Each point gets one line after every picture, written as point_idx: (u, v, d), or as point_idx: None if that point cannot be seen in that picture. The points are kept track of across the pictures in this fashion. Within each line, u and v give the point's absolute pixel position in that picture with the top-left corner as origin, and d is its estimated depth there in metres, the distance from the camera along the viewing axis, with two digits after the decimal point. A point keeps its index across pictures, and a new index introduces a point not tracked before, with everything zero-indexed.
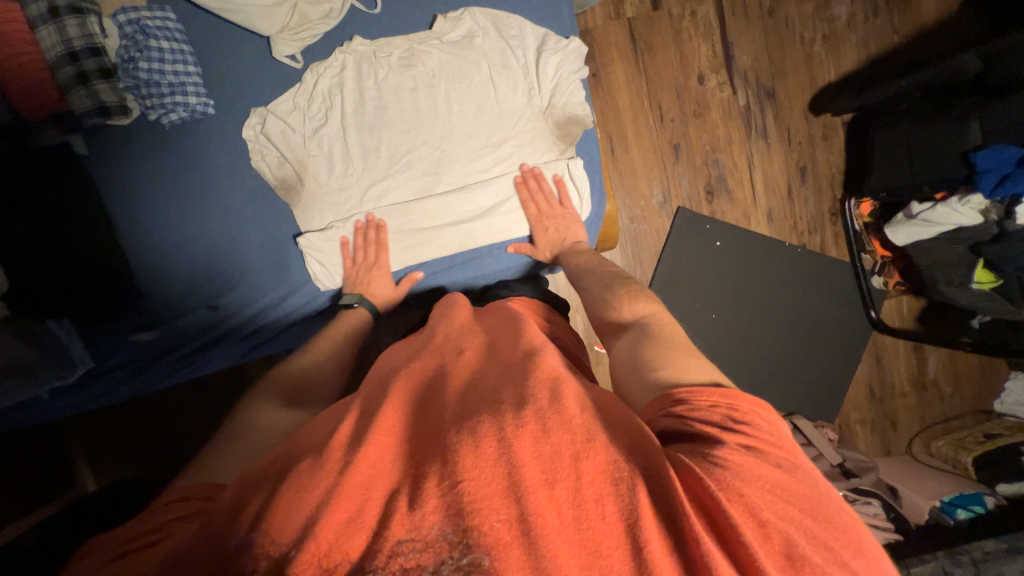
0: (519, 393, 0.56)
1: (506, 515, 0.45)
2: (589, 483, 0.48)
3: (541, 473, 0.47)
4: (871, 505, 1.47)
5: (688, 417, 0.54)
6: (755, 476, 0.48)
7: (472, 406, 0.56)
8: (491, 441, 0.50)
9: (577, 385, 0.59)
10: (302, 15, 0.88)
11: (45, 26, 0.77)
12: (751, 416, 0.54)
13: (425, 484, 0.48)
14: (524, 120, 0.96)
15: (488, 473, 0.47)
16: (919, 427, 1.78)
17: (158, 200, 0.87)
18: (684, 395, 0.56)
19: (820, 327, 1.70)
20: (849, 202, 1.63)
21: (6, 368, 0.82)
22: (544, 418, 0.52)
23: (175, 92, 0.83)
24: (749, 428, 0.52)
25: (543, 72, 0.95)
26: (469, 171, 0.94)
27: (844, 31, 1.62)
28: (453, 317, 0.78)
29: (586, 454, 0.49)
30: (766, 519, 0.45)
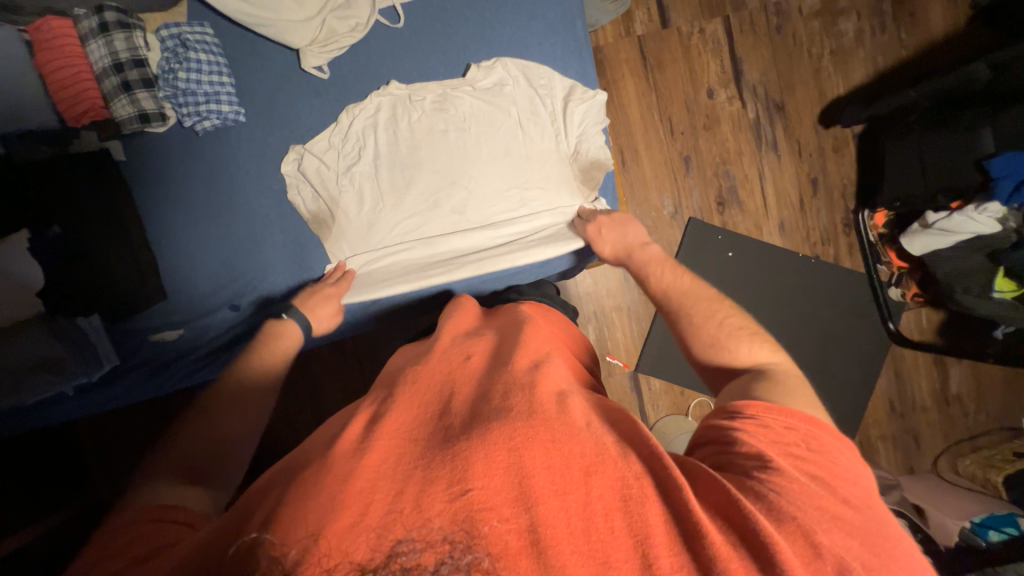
0: (527, 401, 0.56)
1: (512, 523, 0.45)
2: (598, 496, 0.48)
3: (550, 485, 0.48)
4: None
5: (754, 433, 0.55)
6: (809, 504, 0.48)
7: (483, 411, 0.56)
8: (499, 448, 0.50)
9: (581, 399, 0.60)
10: (330, 29, 0.88)
11: (95, 40, 0.82)
12: (820, 447, 0.54)
13: (430, 487, 0.48)
14: (550, 164, 0.92)
15: (497, 481, 0.48)
16: (943, 445, 1.72)
17: (188, 203, 0.91)
18: (759, 411, 0.57)
19: (836, 340, 1.68)
20: (862, 213, 1.64)
21: (37, 363, 0.84)
22: (553, 430, 0.53)
23: (209, 101, 0.86)
24: (823, 457, 0.53)
25: (569, 121, 0.92)
26: (495, 209, 0.92)
27: (852, 46, 1.64)
28: (461, 322, 0.80)
29: (597, 468, 0.50)
30: (818, 542, 0.45)
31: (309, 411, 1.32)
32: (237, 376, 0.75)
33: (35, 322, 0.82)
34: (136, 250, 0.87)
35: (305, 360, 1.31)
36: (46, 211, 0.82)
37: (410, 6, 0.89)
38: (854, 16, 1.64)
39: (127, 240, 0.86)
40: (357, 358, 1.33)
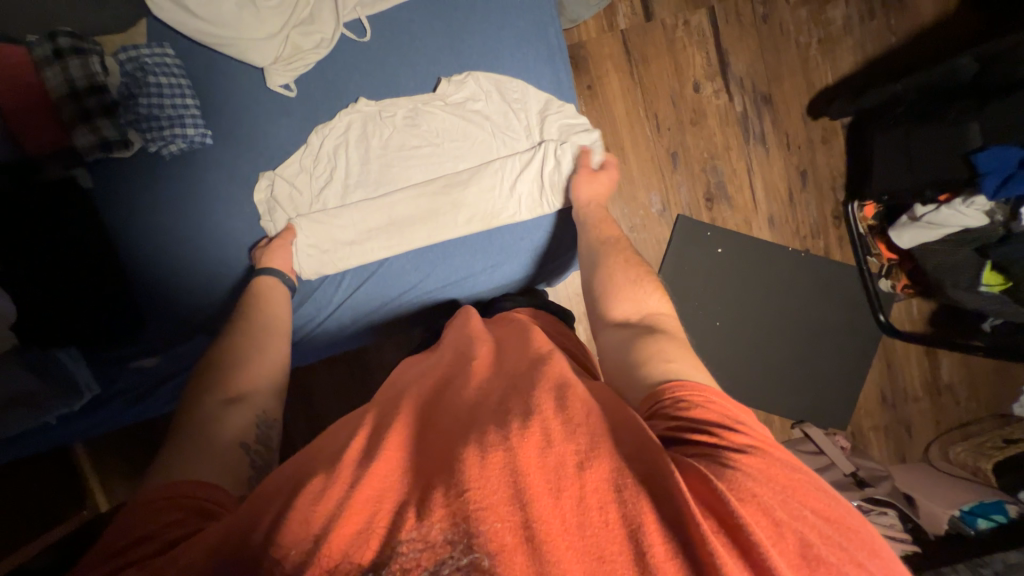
0: (526, 405, 0.54)
1: (509, 520, 0.44)
2: (592, 491, 0.46)
3: (544, 482, 0.46)
4: (886, 515, 1.46)
5: (694, 420, 0.53)
6: (764, 478, 0.47)
7: (471, 418, 0.55)
8: (496, 452, 0.48)
9: (583, 389, 0.57)
10: (294, 46, 0.83)
11: (50, 67, 0.74)
12: (745, 419, 0.54)
13: (433, 494, 0.47)
14: (526, 179, 0.85)
15: (494, 481, 0.46)
16: (934, 433, 1.73)
17: (155, 228, 0.88)
18: (678, 390, 0.56)
19: (828, 333, 1.68)
20: (850, 206, 1.62)
21: (13, 399, 0.83)
22: (548, 428, 0.50)
23: (173, 125, 0.80)
24: (755, 430, 0.53)
25: (546, 135, 0.86)
26: (471, 229, 0.85)
27: (841, 35, 1.61)
28: (458, 328, 0.78)
29: (590, 462, 0.47)
30: (780, 519, 0.44)
31: (300, 423, 1.32)
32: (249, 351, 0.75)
33: (8, 356, 0.82)
34: (107, 275, 0.86)
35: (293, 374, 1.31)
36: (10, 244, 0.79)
37: (376, 17, 0.84)
38: (842, 4, 1.60)
39: (99, 265, 0.85)
40: (348, 367, 1.33)
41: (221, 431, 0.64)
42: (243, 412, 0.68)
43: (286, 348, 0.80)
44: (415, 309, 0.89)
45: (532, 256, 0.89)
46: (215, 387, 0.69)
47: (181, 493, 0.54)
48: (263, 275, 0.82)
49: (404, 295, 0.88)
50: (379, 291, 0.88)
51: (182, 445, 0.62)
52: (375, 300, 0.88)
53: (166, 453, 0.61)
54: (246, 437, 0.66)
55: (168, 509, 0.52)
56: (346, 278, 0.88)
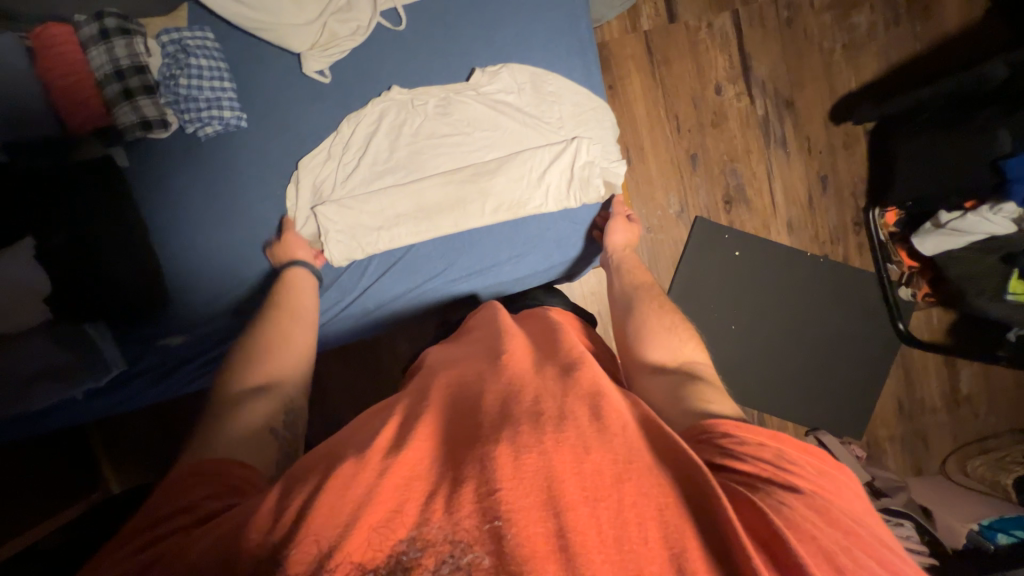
0: (558, 407, 0.54)
1: (543, 528, 0.44)
2: (631, 505, 0.46)
3: (581, 491, 0.46)
4: (904, 527, 1.40)
5: (737, 451, 0.52)
6: (822, 521, 0.46)
7: (499, 410, 0.55)
8: (532, 454, 0.48)
9: (613, 400, 0.57)
10: (331, 33, 0.84)
11: (96, 47, 0.77)
12: (803, 460, 0.51)
13: (461, 486, 0.47)
14: (559, 171, 0.84)
15: (527, 483, 0.46)
16: (952, 446, 1.70)
17: (184, 209, 0.89)
18: (728, 428, 0.54)
19: (845, 341, 1.67)
20: (872, 211, 1.61)
21: (43, 371, 0.84)
22: (584, 436, 0.51)
23: (211, 107, 0.81)
24: (814, 473, 0.50)
25: (579, 128, 0.86)
26: (499, 218, 0.85)
27: (865, 40, 1.60)
28: (484, 326, 0.77)
29: (629, 475, 0.48)
30: (844, 567, 0.42)
31: (312, 411, 1.31)
32: (272, 333, 0.75)
33: (40, 330, 0.83)
34: (136, 253, 0.87)
35: None
36: (47, 217, 0.82)
37: (412, 6, 0.85)
38: (867, 10, 1.60)
39: (129, 243, 0.87)
40: (363, 359, 1.34)
41: (250, 410, 0.65)
42: (274, 391, 0.69)
43: (311, 332, 0.80)
44: (440, 298, 0.90)
45: (557, 247, 0.90)
46: (240, 371, 0.70)
47: (208, 470, 0.55)
48: (296, 266, 0.83)
49: (429, 283, 0.89)
50: (405, 278, 0.89)
51: (214, 425, 0.63)
52: (400, 287, 0.89)
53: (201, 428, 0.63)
54: (275, 416, 0.66)
55: (193, 488, 0.53)
56: (373, 264, 0.88)
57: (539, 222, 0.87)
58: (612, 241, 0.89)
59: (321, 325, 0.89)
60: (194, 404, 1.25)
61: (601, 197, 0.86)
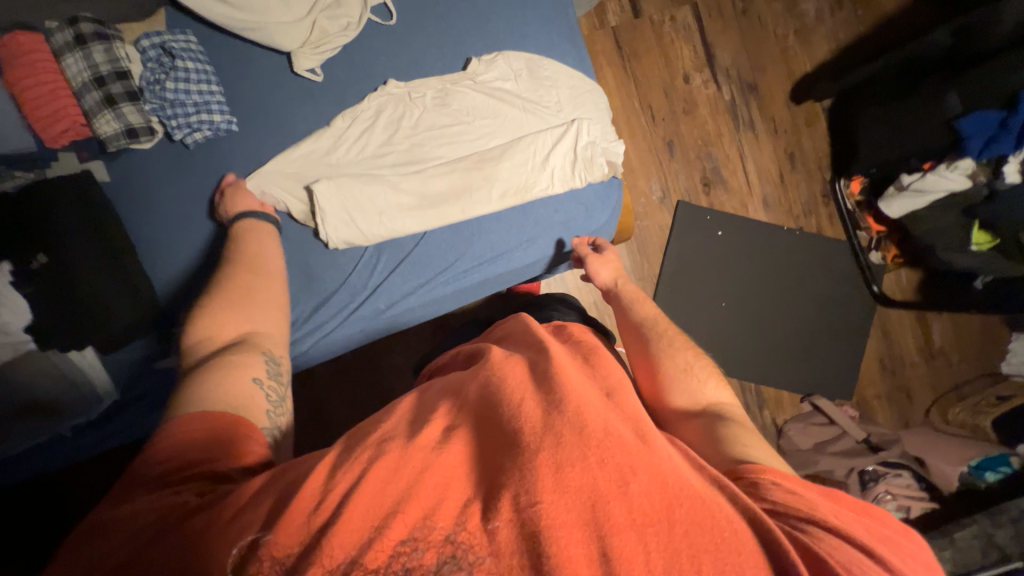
0: (605, 424, 0.48)
1: (586, 549, 0.40)
2: (682, 535, 0.42)
3: (628, 516, 0.42)
4: (902, 477, 1.53)
5: (787, 501, 0.49)
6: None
7: (542, 420, 0.48)
8: (576, 470, 0.44)
9: (656, 432, 0.53)
10: (321, 30, 0.82)
11: (72, 54, 0.73)
12: (857, 524, 0.49)
13: (501, 491, 0.43)
14: (562, 153, 0.85)
15: (569, 501, 0.42)
16: (933, 397, 1.79)
17: (176, 220, 0.85)
18: (773, 479, 0.52)
19: (827, 307, 1.75)
20: (838, 181, 1.71)
21: (25, 409, 0.77)
22: (633, 455, 0.46)
23: (200, 111, 0.78)
24: (864, 534, 0.48)
25: (576, 109, 0.88)
26: (506, 202, 0.85)
27: (814, 25, 1.72)
28: (507, 342, 0.73)
29: (681, 502, 0.44)
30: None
31: (310, 430, 1.24)
32: (248, 291, 0.71)
33: (27, 361, 0.75)
34: (128, 271, 0.82)
35: (307, 381, 1.26)
36: (25, 238, 0.74)
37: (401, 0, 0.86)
38: None
39: (118, 261, 0.81)
40: (361, 372, 1.30)
41: (231, 364, 0.62)
42: (254, 361, 0.64)
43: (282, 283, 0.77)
44: (452, 289, 0.89)
45: (565, 229, 0.90)
46: (219, 334, 0.66)
47: (202, 431, 0.53)
48: (246, 218, 0.78)
49: (441, 275, 0.88)
50: (415, 272, 0.87)
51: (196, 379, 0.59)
52: (411, 281, 0.87)
53: (178, 391, 0.59)
54: (259, 372, 0.63)
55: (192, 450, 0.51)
56: (381, 260, 0.86)
57: (546, 204, 0.88)
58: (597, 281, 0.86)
59: (330, 330, 0.86)
60: None
61: (606, 174, 0.88)
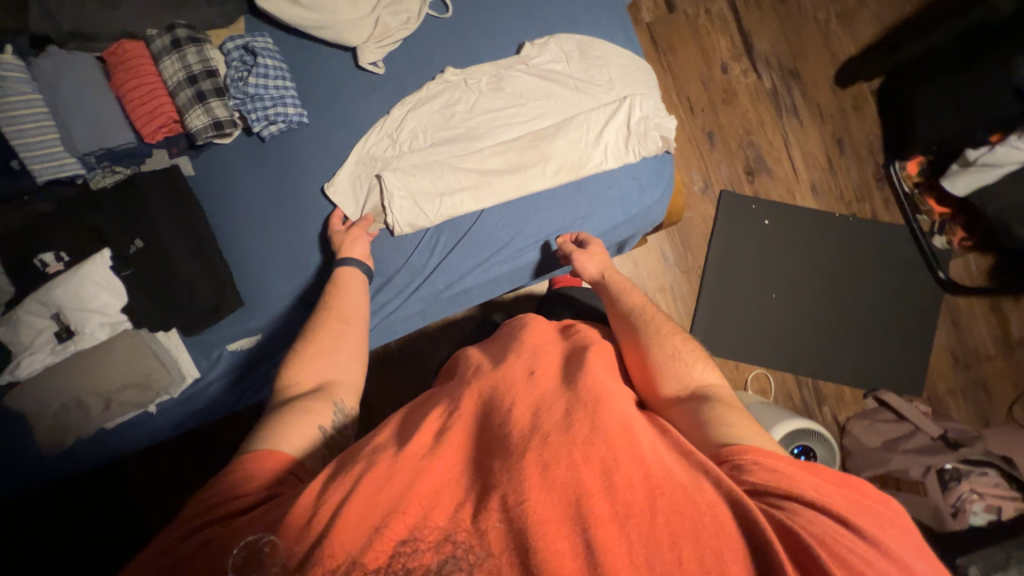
0: (590, 417, 0.52)
1: (571, 543, 0.43)
2: (665, 521, 0.44)
3: (609, 508, 0.45)
4: (988, 475, 1.37)
5: (761, 473, 0.49)
6: (875, 556, 0.42)
7: (529, 422, 0.53)
8: (559, 468, 0.47)
9: (643, 429, 0.55)
10: (384, 26, 0.88)
11: (169, 56, 0.81)
12: (846, 495, 0.48)
13: (488, 502, 0.46)
14: (616, 127, 0.87)
15: (553, 500, 0.45)
16: (1016, 392, 1.65)
17: (253, 210, 0.91)
18: (758, 457, 0.51)
19: (888, 297, 1.66)
20: (893, 165, 1.65)
21: (125, 383, 0.85)
22: (614, 450, 0.49)
23: (276, 104, 0.84)
24: (860, 516, 0.46)
25: (629, 86, 0.89)
26: (559, 179, 0.87)
27: (857, 8, 1.68)
28: (502, 339, 0.76)
29: (662, 491, 0.46)
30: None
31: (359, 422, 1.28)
32: (314, 328, 0.76)
33: (122, 336, 0.85)
34: (209, 256, 0.87)
35: None
36: (123, 229, 0.84)
37: None
38: None
39: (200, 246, 0.87)
40: (405, 363, 1.33)
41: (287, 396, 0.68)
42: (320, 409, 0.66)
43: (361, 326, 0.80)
44: (507, 268, 0.90)
45: (619, 204, 0.90)
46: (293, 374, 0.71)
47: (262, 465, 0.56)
48: (343, 264, 0.82)
49: (496, 254, 0.90)
50: (472, 252, 0.89)
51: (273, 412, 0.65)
52: (468, 261, 0.89)
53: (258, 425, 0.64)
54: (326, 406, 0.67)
55: (253, 485, 0.54)
56: (439, 241, 0.89)
57: (600, 180, 0.89)
58: (585, 274, 0.84)
59: (394, 309, 0.89)
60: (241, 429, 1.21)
61: (661, 147, 0.89)
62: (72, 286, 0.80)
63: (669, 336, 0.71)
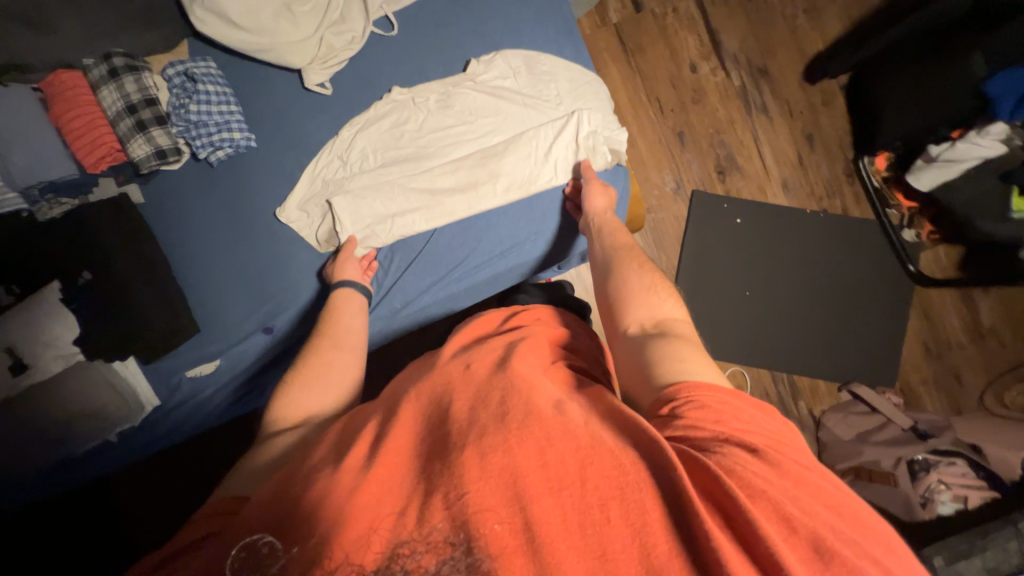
0: (523, 403, 0.53)
1: (508, 522, 0.44)
2: (594, 488, 0.45)
3: (545, 483, 0.46)
4: (957, 465, 1.42)
5: (697, 418, 0.51)
6: (774, 475, 0.46)
7: (467, 416, 0.53)
8: (494, 455, 0.48)
9: (579, 403, 0.56)
10: (328, 46, 0.87)
11: (106, 86, 0.81)
12: (757, 417, 0.51)
13: (431, 498, 0.47)
14: (565, 142, 0.87)
15: (490, 483, 0.46)
16: (986, 379, 1.67)
17: (207, 235, 0.90)
18: (690, 393, 0.53)
19: (860, 291, 1.67)
20: (862, 160, 1.66)
21: (80, 412, 0.84)
22: (546, 426, 0.50)
23: (221, 130, 0.84)
24: (775, 443, 0.49)
25: (576, 101, 0.89)
26: (510, 197, 0.87)
27: (825, 2, 1.67)
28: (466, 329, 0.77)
29: (591, 458, 0.47)
30: (792, 515, 0.43)
31: None
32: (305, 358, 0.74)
33: (74, 370, 0.83)
34: (162, 283, 0.86)
35: None
36: (69, 260, 0.82)
37: (401, 13, 0.90)
38: None
39: (152, 273, 0.86)
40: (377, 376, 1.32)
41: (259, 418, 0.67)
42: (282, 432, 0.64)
43: (355, 356, 0.77)
44: (463, 286, 0.90)
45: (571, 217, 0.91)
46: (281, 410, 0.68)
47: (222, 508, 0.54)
48: (340, 288, 0.82)
49: (450, 272, 0.89)
50: (428, 269, 0.89)
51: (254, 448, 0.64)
52: (424, 280, 0.89)
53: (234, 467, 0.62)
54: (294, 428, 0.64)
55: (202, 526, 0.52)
56: (394, 262, 0.90)
57: (551, 195, 0.89)
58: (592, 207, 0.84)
59: None
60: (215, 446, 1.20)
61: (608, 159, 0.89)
62: (23, 320, 0.80)
63: (647, 270, 0.75)
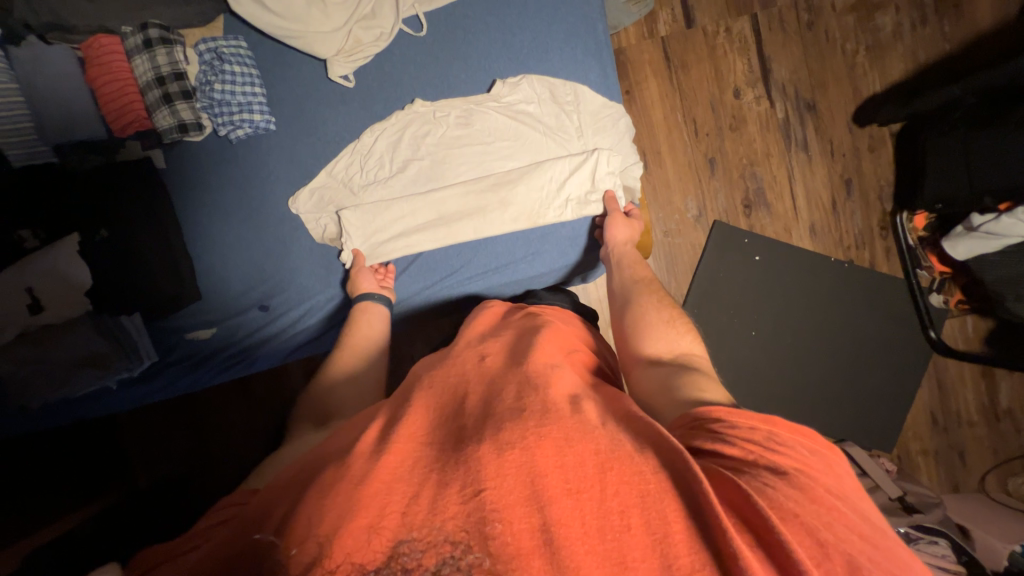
0: (543, 402, 0.52)
1: (528, 522, 0.42)
2: (614, 493, 0.44)
3: (563, 484, 0.44)
4: (938, 544, 1.33)
5: (723, 437, 0.49)
6: (806, 499, 0.43)
7: (476, 411, 0.54)
8: (513, 452, 0.46)
9: (597, 404, 0.55)
10: (356, 39, 0.91)
11: (140, 56, 0.87)
12: (792, 440, 0.48)
13: (446, 490, 0.45)
14: (577, 177, 0.90)
15: (510, 481, 0.44)
16: (992, 462, 1.59)
17: (219, 209, 0.94)
18: (720, 414, 0.52)
19: (872, 353, 1.61)
20: (900, 215, 1.56)
21: (82, 360, 0.89)
22: (567, 428, 0.49)
23: (242, 111, 0.89)
24: (812, 468, 0.46)
25: (593, 141, 0.93)
26: (515, 225, 0.91)
27: (890, 41, 1.57)
28: (483, 320, 0.77)
29: (612, 463, 0.46)
30: (824, 540, 0.40)
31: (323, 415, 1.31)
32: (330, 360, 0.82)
33: (84, 321, 0.87)
34: (172, 249, 0.90)
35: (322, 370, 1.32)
36: (88, 215, 0.86)
37: (432, 14, 0.93)
38: (892, 10, 1.57)
39: (167, 244, 0.89)
40: None
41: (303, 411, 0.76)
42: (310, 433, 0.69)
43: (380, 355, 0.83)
44: (456, 293, 0.95)
45: (569, 249, 0.96)
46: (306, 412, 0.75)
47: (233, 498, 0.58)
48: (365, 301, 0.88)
49: (445, 279, 0.95)
50: (424, 273, 0.95)
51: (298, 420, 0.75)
52: (418, 283, 0.95)
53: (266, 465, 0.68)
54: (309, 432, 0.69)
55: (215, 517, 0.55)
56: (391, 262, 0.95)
57: (556, 226, 0.93)
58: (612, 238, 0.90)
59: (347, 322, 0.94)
60: (206, 405, 1.23)
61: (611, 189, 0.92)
62: (40, 265, 0.82)
63: (665, 305, 0.77)
